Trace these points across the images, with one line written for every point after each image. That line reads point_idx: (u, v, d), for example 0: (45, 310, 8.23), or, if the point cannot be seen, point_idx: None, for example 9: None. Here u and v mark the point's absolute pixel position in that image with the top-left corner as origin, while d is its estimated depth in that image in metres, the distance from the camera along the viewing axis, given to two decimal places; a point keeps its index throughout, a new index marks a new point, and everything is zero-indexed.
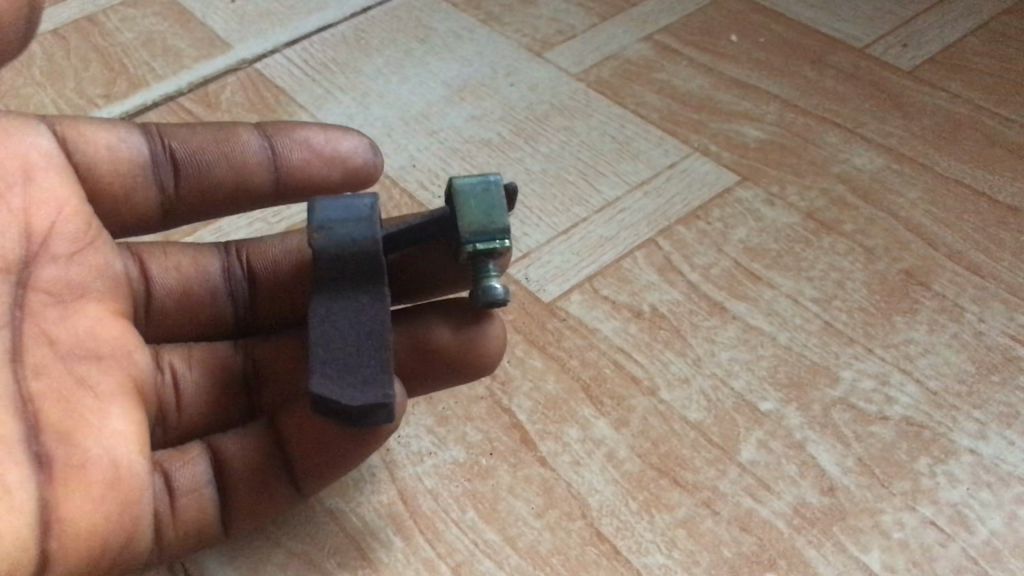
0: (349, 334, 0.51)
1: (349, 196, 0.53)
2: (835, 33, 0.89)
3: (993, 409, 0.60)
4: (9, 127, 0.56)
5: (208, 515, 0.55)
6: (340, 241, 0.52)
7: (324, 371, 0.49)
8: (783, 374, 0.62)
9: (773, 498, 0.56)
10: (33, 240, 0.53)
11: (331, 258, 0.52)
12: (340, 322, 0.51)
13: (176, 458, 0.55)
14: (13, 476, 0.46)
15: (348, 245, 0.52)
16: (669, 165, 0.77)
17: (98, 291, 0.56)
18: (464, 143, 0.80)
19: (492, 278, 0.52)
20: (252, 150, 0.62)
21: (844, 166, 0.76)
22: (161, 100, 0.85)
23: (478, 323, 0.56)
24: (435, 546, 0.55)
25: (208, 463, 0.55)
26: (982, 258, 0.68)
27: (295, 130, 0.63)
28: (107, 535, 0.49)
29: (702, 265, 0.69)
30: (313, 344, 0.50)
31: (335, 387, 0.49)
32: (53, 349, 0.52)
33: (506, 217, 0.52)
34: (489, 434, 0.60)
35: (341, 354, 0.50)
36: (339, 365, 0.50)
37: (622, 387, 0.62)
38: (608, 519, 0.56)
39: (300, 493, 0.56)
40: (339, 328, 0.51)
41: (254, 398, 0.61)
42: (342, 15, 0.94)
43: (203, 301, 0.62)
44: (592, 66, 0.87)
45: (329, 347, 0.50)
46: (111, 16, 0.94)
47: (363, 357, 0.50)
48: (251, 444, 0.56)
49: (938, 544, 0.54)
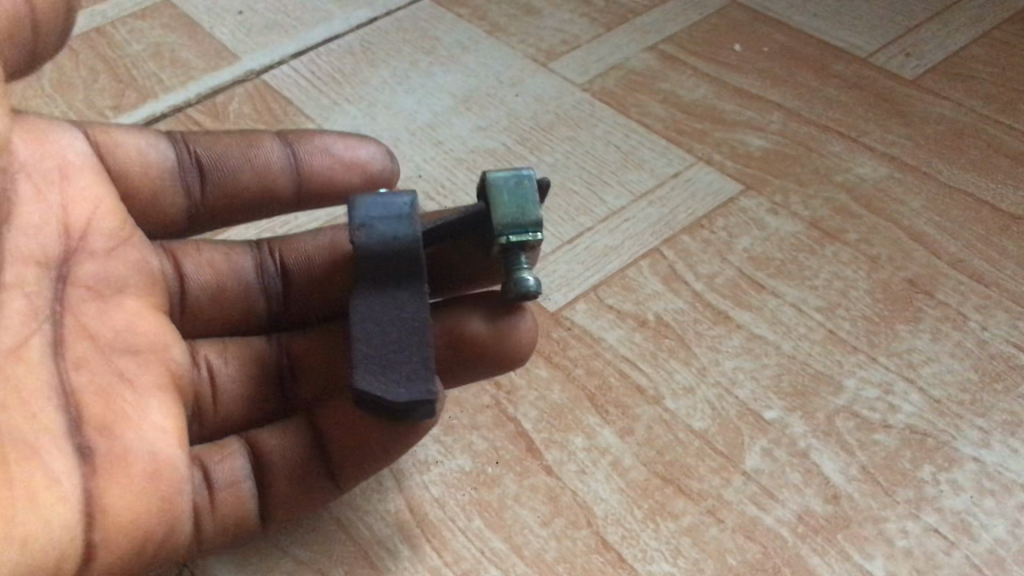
0: (391, 330, 0.51)
1: (388, 193, 0.53)
2: (839, 42, 0.89)
3: (996, 417, 0.60)
4: (44, 128, 0.57)
5: (246, 508, 0.56)
6: (382, 239, 0.52)
7: (368, 367, 0.50)
8: (787, 383, 0.62)
9: (778, 506, 0.57)
10: (72, 234, 0.54)
11: (373, 256, 0.52)
12: (382, 319, 0.52)
13: (214, 453, 0.56)
14: (57, 464, 0.47)
15: (391, 241, 0.52)
16: (674, 174, 0.77)
17: (136, 285, 0.57)
18: (470, 153, 0.81)
19: (524, 271, 0.53)
20: (273, 154, 0.63)
21: (848, 175, 0.76)
22: (170, 111, 0.86)
23: (509, 316, 0.57)
24: (442, 554, 0.56)
25: (246, 458, 0.57)
26: (985, 266, 0.68)
27: (316, 137, 0.64)
28: (150, 526, 0.50)
29: (707, 274, 0.69)
30: (357, 340, 0.51)
31: (381, 384, 0.50)
32: (93, 343, 0.52)
33: (538, 210, 0.52)
34: (496, 443, 0.60)
35: (384, 350, 0.51)
36: (383, 361, 0.50)
37: (627, 396, 0.62)
38: (614, 527, 0.56)
39: (336, 488, 0.57)
40: (382, 325, 0.51)
41: (286, 395, 0.62)
42: (348, 27, 0.95)
43: (236, 298, 0.63)
44: (597, 76, 0.88)
45: (374, 344, 0.51)
46: (120, 27, 0.95)
47: (405, 353, 0.51)
48: (291, 440, 0.57)
49: (942, 552, 0.54)
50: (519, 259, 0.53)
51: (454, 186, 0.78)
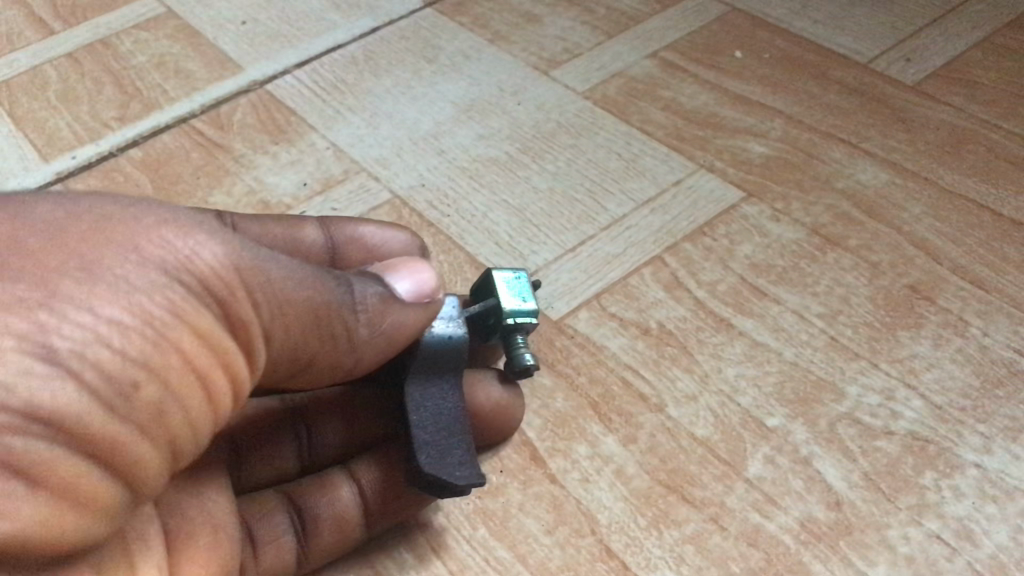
0: (441, 421, 0.56)
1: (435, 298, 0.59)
2: (839, 47, 0.90)
3: (998, 423, 0.60)
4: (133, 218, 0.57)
5: (288, 561, 0.57)
6: (437, 337, 0.57)
7: (425, 448, 0.54)
8: (789, 390, 0.63)
9: (780, 514, 0.57)
10: None
11: (428, 354, 0.57)
12: (434, 410, 0.56)
13: (258, 510, 0.59)
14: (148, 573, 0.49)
15: (446, 340, 0.57)
16: (675, 182, 0.78)
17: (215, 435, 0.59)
18: (473, 162, 0.81)
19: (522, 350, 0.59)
20: (311, 237, 0.64)
21: (849, 181, 0.76)
22: (174, 122, 0.87)
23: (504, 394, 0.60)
24: (447, 563, 0.56)
25: (287, 513, 0.59)
26: (986, 272, 0.69)
27: (352, 228, 0.65)
28: None
29: (709, 281, 0.70)
30: (416, 427, 0.55)
31: (441, 467, 0.53)
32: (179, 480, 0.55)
33: (533, 301, 0.60)
34: (500, 452, 0.61)
35: (436, 435, 0.55)
36: (440, 446, 0.55)
37: (630, 404, 0.63)
38: (618, 535, 0.56)
39: (369, 532, 0.58)
40: (435, 413, 0.56)
41: (305, 449, 0.63)
42: (351, 37, 0.96)
43: None
44: (599, 84, 0.88)
45: (429, 430, 0.55)
46: (125, 39, 0.97)
47: (457, 440, 0.55)
48: (334, 494, 0.58)
49: (944, 558, 0.55)
50: (517, 339, 0.60)
51: (457, 195, 0.78)
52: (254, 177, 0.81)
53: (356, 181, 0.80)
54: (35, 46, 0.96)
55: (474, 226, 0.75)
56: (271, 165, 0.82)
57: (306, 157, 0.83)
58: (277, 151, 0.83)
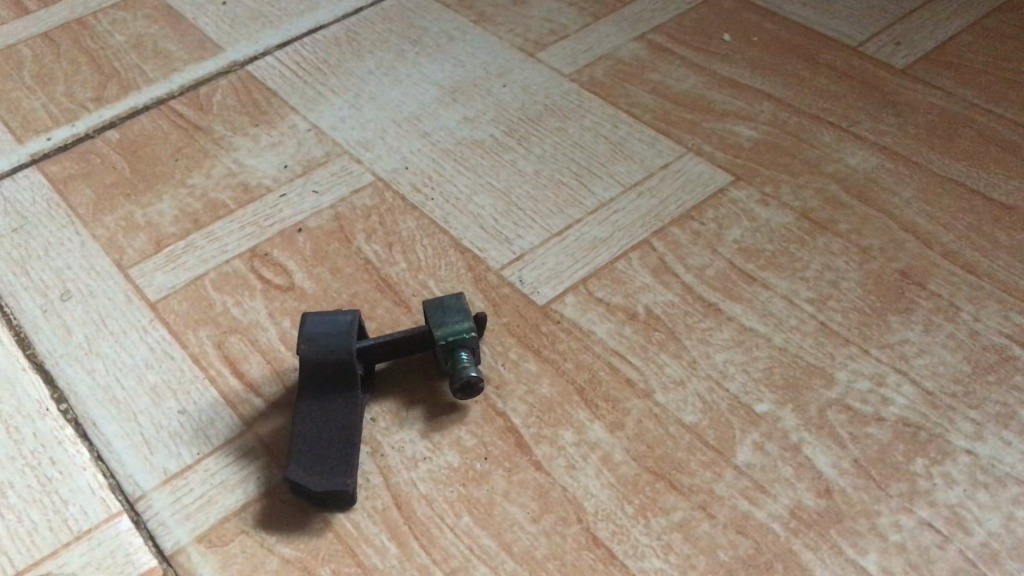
0: (322, 428, 0.56)
1: (332, 313, 0.58)
2: (829, 31, 0.89)
3: (989, 410, 0.59)
4: None
5: None
6: (320, 350, 0.57)
7: (299, 460, 0.55)
8: (778, 376, 0.62)
9: (771, 501, 0.56)
10: None
11: (313, 365, 0.57)
12: (318, 419, 0.57)
13: None
14: None
15: (327, 354, 0.57)
16: (663, 165, 0.76)
17: None
18: (457, 144, 0.80)
19: (466, 366, 0.58)
20: None
21: (839, 166, 0.75)
22: (152, 102, 0.84)
23: (436, 412, 0.61)
24: (430, 551, 0.54)
25: None
26: (977, 257, 0.68)
27: None
28: None
29: (697, 266, 0.69)
30: (294, 437, 0.56)
31: (305, 473, 0.54)
32: None
33: (467, 316, 0.60)
34: (484, 438, 0.59)
35: (311, 445, 0.56)
36: (312, 454, 0.55)
37: (617, 390, 0.61)
38: (604, 523, 0.55)
39: None
40: (318, 426, 0.57)
41: None
42: (334, 17, 0.94)
43: None
44: (586, 66, 0.87)
45: (306, 440, 0.56)
46: (101, 19, 0.94)
47: (336, 449, 0.56)
48: None
49: (936, 546, 0.53)
50: (461, 355, 0.59)
51: (440, 178, 0.77)
52: (233, 159, 0.79)
53: (339, 163, 0.78)
54: (9, 25, 0.94)
55: (459, 210, 0.74)
56: (251, 147, 0.80)
57: (286, 140, 0.81)
58: (257, 133, 0.81)
